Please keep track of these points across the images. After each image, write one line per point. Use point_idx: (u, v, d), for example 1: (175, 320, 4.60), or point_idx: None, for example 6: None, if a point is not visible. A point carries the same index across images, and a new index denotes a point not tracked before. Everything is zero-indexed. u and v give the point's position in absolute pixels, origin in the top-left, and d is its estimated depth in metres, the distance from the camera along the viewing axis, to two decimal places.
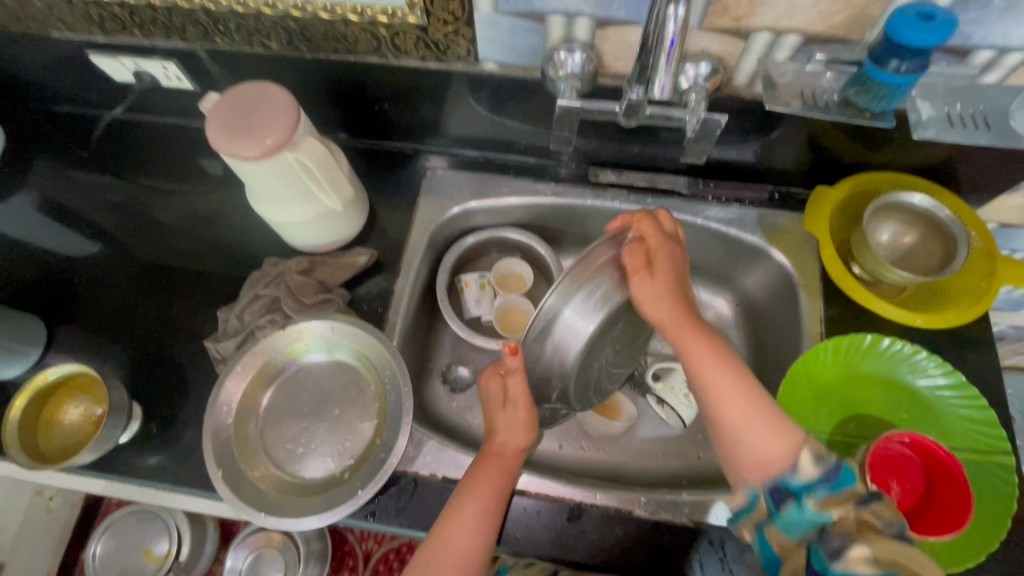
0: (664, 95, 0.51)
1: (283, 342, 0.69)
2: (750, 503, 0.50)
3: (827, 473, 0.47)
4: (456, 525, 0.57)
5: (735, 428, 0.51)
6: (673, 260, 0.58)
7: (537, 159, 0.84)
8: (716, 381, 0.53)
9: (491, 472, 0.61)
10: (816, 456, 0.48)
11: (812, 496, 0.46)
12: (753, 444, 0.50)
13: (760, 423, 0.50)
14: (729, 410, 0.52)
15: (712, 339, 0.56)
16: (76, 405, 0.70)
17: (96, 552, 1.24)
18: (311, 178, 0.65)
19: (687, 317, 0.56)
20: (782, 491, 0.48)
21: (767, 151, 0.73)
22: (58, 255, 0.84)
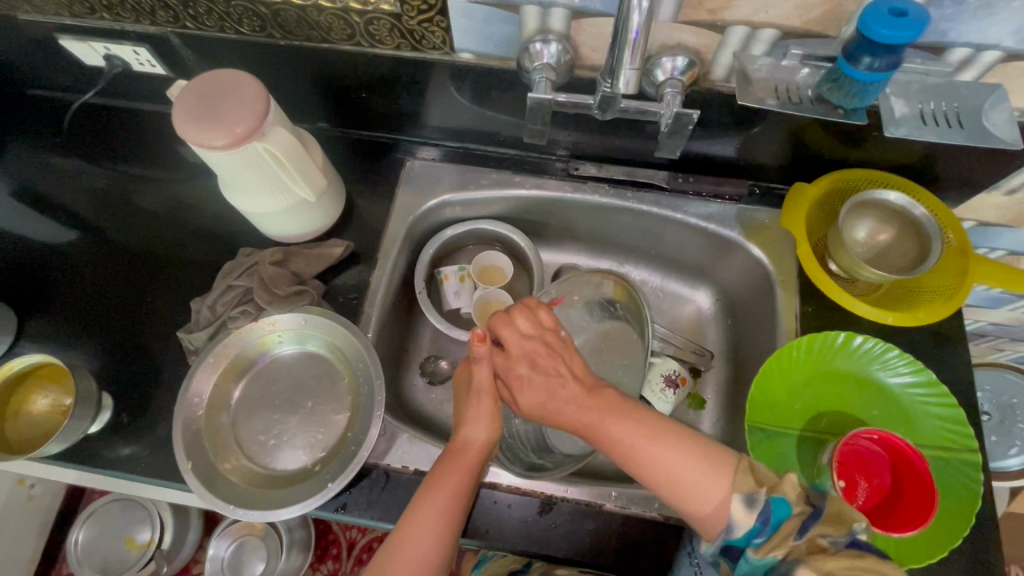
0: (629, 88, 0.51)
1: (255, 334, 0.69)
2: (714, 559, 0.51)
3: (761, 517, 0.46)
4: (416, 527, 0.54)
5: (674, 494, 0.50)
6: (541, 356, 0.58)
7: (518, 151, 0.83)
8: (637, 458, 0.52)
9: (455, 469, 0.58)
10: (746, 502, 0.47)
11: (753, 547, 0.47)
12: (689, 508, 0.50)
13: (695, 484, 0.49)
14: (657, 482, 0.51)
15: (632, 421, 0.53)
16: (44, 395, 0.69)
17: (78, 539, 1.24)
18: (284, 169, 0.64)
19: (591, 408, 0.55)
20: (730, 548, 0.48)
21: (746, 146, 0.73)
22: (31, 242, 0.83)
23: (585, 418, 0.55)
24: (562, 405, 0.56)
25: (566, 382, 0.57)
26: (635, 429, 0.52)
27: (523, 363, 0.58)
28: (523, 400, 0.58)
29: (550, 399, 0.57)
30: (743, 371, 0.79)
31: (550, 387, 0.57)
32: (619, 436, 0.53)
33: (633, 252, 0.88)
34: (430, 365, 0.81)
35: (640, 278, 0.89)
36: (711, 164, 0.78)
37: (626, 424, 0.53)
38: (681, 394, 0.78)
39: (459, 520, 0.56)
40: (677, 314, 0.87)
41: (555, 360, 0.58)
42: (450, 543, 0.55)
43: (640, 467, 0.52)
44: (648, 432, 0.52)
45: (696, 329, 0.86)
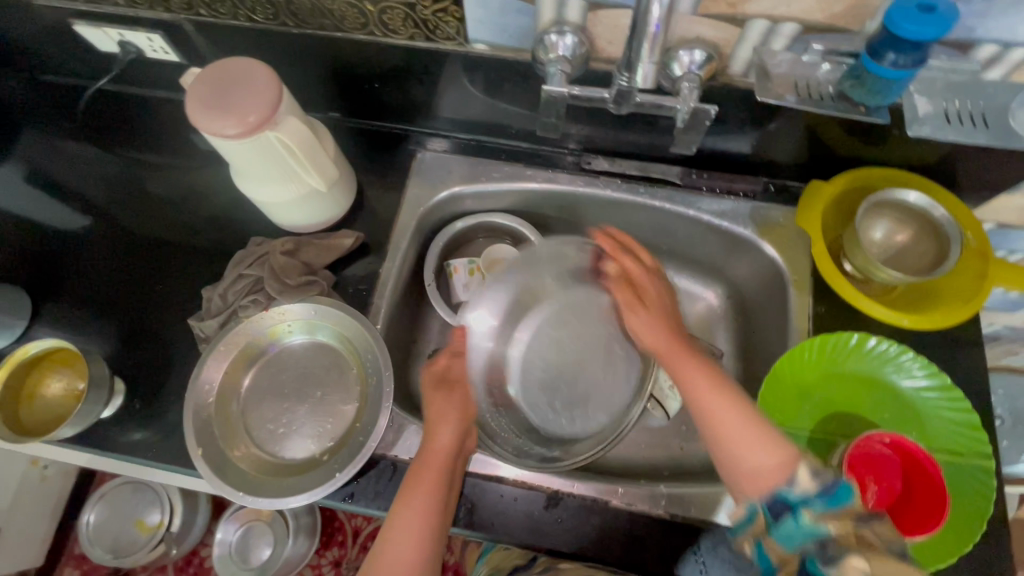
0: (647, 82, 0.51)
1: (265, 323, 0.69)
2: (750, 515, 0.50)
3: (825, 487, 0.47)
4: (394, 542, 0.56)
5: (731, 442, 0.53)
6: (660, 295, 0.66)
7: (530, 144, 0.83)
8: (706, 399, 0.56)
9: (427, 477, 0.59)
10: (813, 473, 0.49)
11: (809, 509, 0.46)
12: (743, 456, 0.52)
13: (750, 437, 0.53)
14: (725, 429, 0.54)
15: (707, 366, 0.59)
16: (58, 378, 0.70)
17: (90, 520, 1.26)
18: (296, 159, 0.64)
19: (679, 345, 0.61)
20: (780, 503, 0.48)
21: (762, 143, 0.72)
22: (45, 227, 0.83)
23: (671, 352, 0.61)
24: (667, 337, 0.62)
25: (674, 324, 0.64)
26: (708, 371, 0.58)
27: (650, 290, 0.66)
28: (635, 327, 0.64)
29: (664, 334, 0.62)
30: (754, 370, 0.78)
31: (666, 324, 0.63)
32: (693, 377, 0.58)
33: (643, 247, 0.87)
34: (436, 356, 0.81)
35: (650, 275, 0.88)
36: (726, 160, 0.77)
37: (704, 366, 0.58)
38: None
39: (436, 530, 0.57)
40: (686, 310, 0.86)
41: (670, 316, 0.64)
42: (429, 554, 0.56)
43: (705, 409, 0.56)
44: (723, 384, 0.57)
45: (705, 328, 0.85)
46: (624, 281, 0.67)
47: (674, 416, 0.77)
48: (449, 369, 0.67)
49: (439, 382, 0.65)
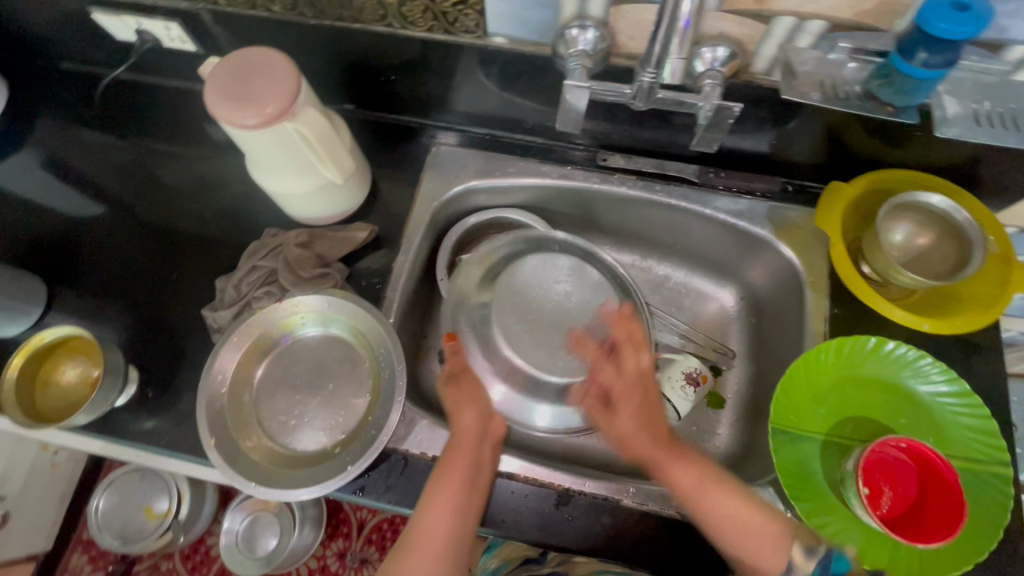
0: (675, 78, 0.52)
1: (278, 315, 0.69)
2: None
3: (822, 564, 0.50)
4: (428, 527, 0.58)
5: (733, 543, 0.56)
6: (641, 400, 0.65)
7: (545, 140, 0.82)
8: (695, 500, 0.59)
9: (457, 462, 0.60)
10: (806, 551, 0.52)
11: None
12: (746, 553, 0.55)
13: (752, 532, 0.55)
14: (723, 528, 0.57)
15: (695, 463, 0.61)
16: (73, 366, 0.71)
17: (98, 506, 1.27)
18: (312, 150, 0.64)
19: (665, 446, 0.62)
20: None
21: (781, 142, 0.71)
22: (60, 214, 0.84)
23: (653, 455, 0.62)
24: (649, 439, 0.63)
25: (658, 424, 0.64)
26: (696, 475, 0.60)
27: (627, 404, 0.64)
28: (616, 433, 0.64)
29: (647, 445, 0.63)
30: (767, 371, 0.78)
31: (647, 431, 0.63)
32: (683, 477, 0.60)
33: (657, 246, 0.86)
34: None
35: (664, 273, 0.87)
36: (744, 159, 0.76)
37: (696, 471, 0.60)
38: (700, 392, 0.78)
39: (467, 515, 0.59)
40: (698, 310, 0.86)
41: (648, 401, 0.64)
42: (462, 536, 0.59)
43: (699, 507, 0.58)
44: (712, 481, 0.59)
45: (717, 327, 0.85)
46: (595, 390, 0.67)
47: (683, 415, 0.77)
48: (455, 366, 0.70)
49: (449, 377, 0.69)
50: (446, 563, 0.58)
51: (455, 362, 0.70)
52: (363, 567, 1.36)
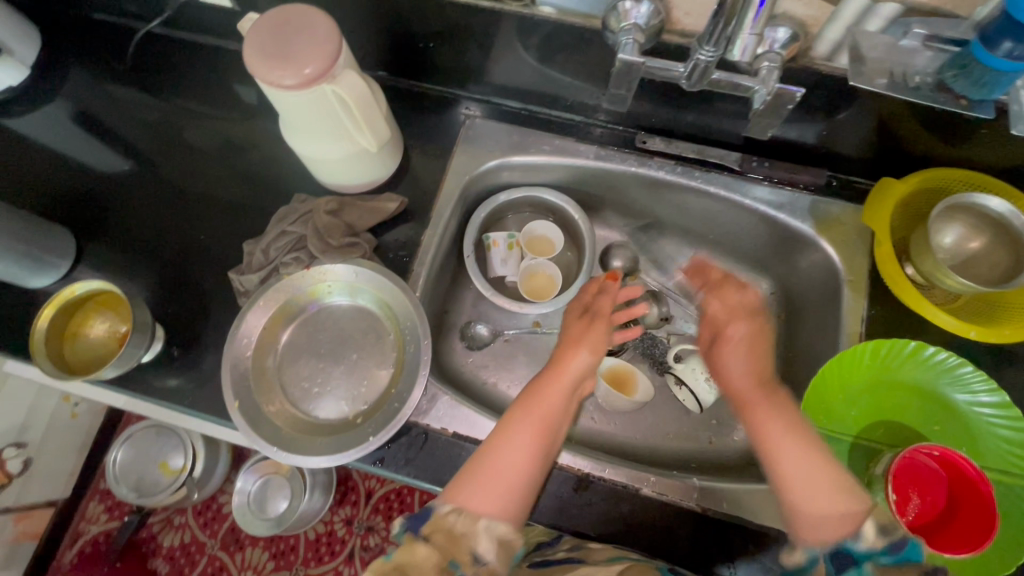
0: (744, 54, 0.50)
1: (306, 282, 0.69)
2: (806, 566, 0.49)
3: (893, 544, 0.46)
4: (508, 451, 0.57)
5: (795, 488, 0.52)
6: (749, 333, 0.62)
7: (582, 118, 0.80)
8: (778, 444, 0.54)
9: (547, 398, 0.62)
10: (880, 527, 0.47)
11: (874, 562, 0.46)
12: (810, 502, 0.50)
13: (820, 482, 0.51)
14: (789, 472, 0.53)
15: (787, 412, 0.57)
16: (101, 320, 0.71)
17: (116, 459, 1.30)
18: (348, 115, 0.62)
19: (763, 389, 0.59)
20: (844, 557, 0.47)
21: (830, 133, 0.68)
22: (90, 168, 0.83)
23: (751, 396, 0.59)
24: (751, 381, 0.60)
25: (765, 366, 0.61)
26: (787, 421, 0.56)
27: (738, 324, 0.63)
28: (727, 361, 0.62)
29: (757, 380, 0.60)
30: (795, 370, 0.76)
31: (751, 367, 0.61)
32: (771, 424, 0.56)
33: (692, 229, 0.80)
34: (469, 331, 0.83)
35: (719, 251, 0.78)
36: (790, 149, 0.73)
37: (786, 421, 0.56)
38: None
39: (546, 450, 0.59)
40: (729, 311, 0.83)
41: (756, 338, 0.62)
42: (537, 470, 0.58)
43: (773, 452, 0.54)
44: (797, 429, 0.55)
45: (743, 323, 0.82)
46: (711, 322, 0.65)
47: (706, 407, 0.79)
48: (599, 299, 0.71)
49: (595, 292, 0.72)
50: (517, 495, 0.56)
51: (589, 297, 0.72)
52: (369, 534, 1.38)
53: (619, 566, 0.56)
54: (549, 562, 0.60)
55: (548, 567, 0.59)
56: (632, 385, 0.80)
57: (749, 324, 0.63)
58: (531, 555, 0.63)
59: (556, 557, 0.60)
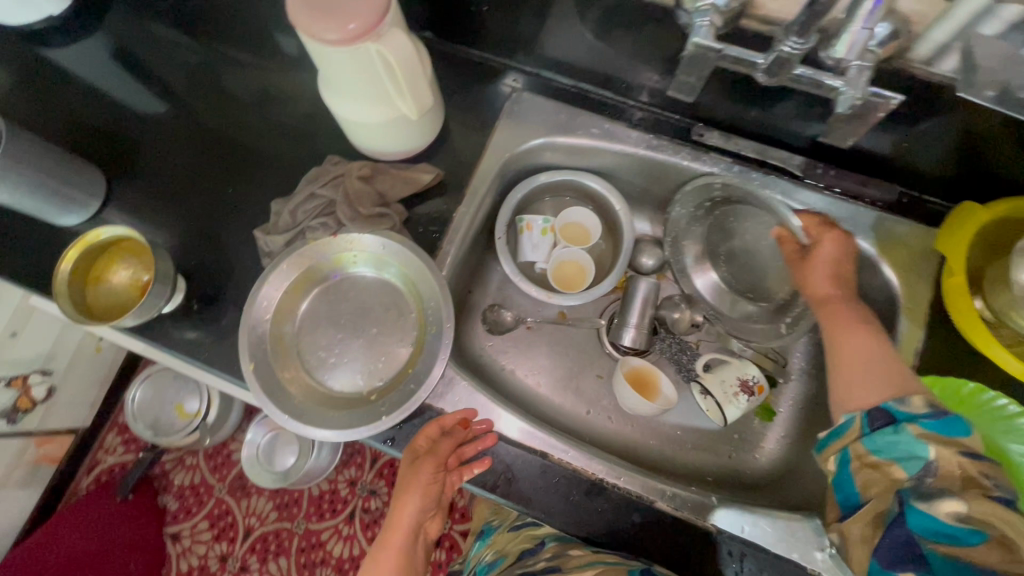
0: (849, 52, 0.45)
1: (331, 249, 0.66)
2: (844, 426, 0.51)
3: (935, 412, 0.47)
4: None
5: (847, 374, 0.55)
6: (839, 248, 0.64)
7: (635, 104, 0.75)
8: (845, 334, 0.58)
9: (388, 552, 0.62)
10: (929, 402, 0.48)
11: (914, 425, 0.46)
12: (864, 380, 0.53)
13: (882, 370, 0.54)
14: (852, 357, 0.56)
15: (861, 315, 0.60)
16: (124, 267, 0.70)
17: (135, 397, 1.32)
18: (391, 78, 0.58)
19: (841, 298, 0.62)
20: (883, 413, 0.48)
21: (910, 146, 0.62)
22: (126, 108, 0.82)
23: (829, 302, 0.62)
24: (834, 289, 0.63)
25: (848, 281, 0.64)
26: (857, 320, 0.59)
27: (829, 236, 0.64)
28: (812, 271, 0.64)
29: (836, 286, 0.63)
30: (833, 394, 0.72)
31: (833, 275, 0.63)
32: (842, 320, 0.60)
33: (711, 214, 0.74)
34: (492, 316, 0.81)
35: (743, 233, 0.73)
36: (861, 159, 0.67)
37: (864, 329, 0.58)
38: (754, 402, 0.73)
39: None
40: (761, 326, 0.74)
41: (843, 256, 0.64)
42: None
43: (839, 343, 0.58)
44: (869, 335, 0.57)
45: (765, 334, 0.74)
46: (786, 241, 0.68)
47: (731, 421, 0.74)
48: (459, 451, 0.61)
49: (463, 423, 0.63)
50: None
51: (424, 438, 0.62)
52: (371, 497, 1.40)
53: (592, 571, 0.58)
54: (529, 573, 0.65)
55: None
56: (654, 389, 0.77)
57: (835, 243, 0.64)
58: (515, 565, 0.69)
59: (536, 568, 0.65)
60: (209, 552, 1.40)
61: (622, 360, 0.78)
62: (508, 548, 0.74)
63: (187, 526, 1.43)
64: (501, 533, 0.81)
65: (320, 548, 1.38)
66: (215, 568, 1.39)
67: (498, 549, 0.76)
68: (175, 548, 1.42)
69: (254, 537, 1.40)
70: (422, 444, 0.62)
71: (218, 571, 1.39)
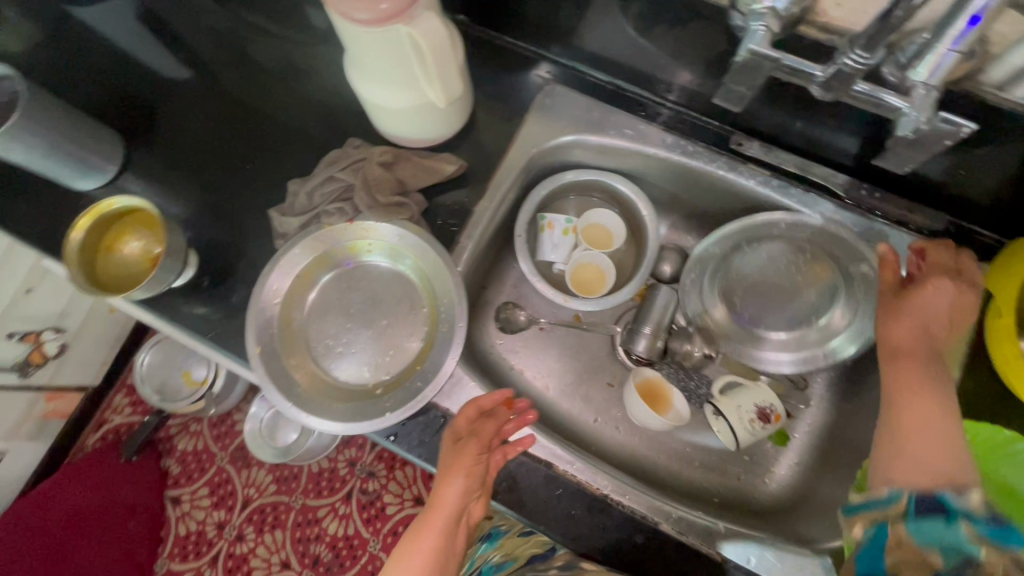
0: (933, 69, 0.42)
1: (347, 236, 0.65)
2: (887, 498, 0.43)
3: (997, 516, 0.39)
4: None
5: (901, 439, 0.48)
6: (940, 297, 0.56)
7: (672, 106, 0.71)
8: (913, 394, 0.51)
9: (428, 534, 0.56)
10: (988, 503, 0.41)
11: (970, 524, 0.39)
12: (926, 452, 0.46)
13: (942, 445, 0.46)
14: (917, 423, 0.49)
15: (933, 378, 0.52)
16: (136, 239, 0.68)
17: (145, 360, 1.33)
18: (419, 63, 0.56)
19: (920, 351, 0.54)
20: (935, 502, 0.41)
21: (966, 175, 0.58)
22: (148, 72, 0.80)
23: (909, 351, 0.55)
24: (920, 343, 0.55)
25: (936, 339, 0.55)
26: (926, 382, 0.52)
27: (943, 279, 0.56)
28: (900, 323, 0.57)
29: (919, 338, 0.55)
30: (855, 434, 0.69)
31: (920, 327, 0.55)
32: (914, 378, 0.52)
33: (739, 247, 0.72)
34: (506, 313, 0.79)
35: (780, 258, 0.71)
36: (908, 183, 0.64)
37: (935, 394, 0.51)
38: (768, 430, 0.71)
39: None
40: (782, 363, 0.71)
41: (953, 312, 0.56)
42: None
43: (904, 402, 0.51)
44: (938, 398, 0.50)
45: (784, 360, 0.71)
46: (887, 262, 0.61)
47: (742, 445, 0.72)
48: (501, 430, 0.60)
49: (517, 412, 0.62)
50: None
51: (464, 419, 0.60)
52: (369, 478, 1.41)
53: None
54: None
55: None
56: (665, 403, 0.74)
57: (947, 295, 0.56)
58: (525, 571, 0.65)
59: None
60: (207, 519, 1.42)
61: (635, 370, 0.76)
62: (520, 551, 0.71)
63: (187, 491, 1.45)
64: (510, 537, 0.76)
65: (315, 525, 1.39)
66: (212, 535, 1.41)
67: (507, 552, 0.72)
68: (175, 511, 1.43)
69: (251, 508, 1.42)
70: (462, 425, 0.60)
71: (215, 538, 1.41)
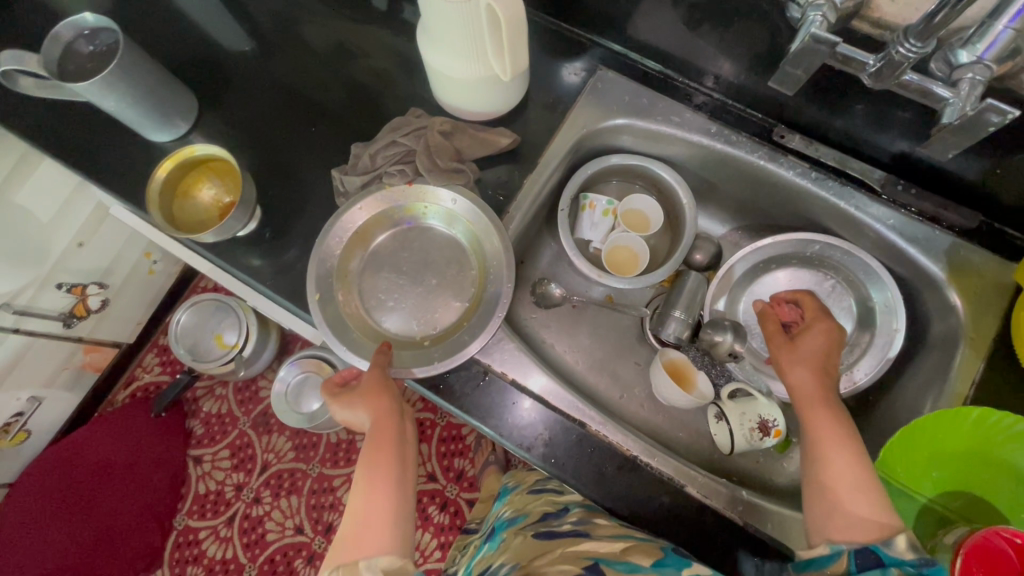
0: (989, 45, 0.44)
1: (405, 198, 0.69)
2: (829, 556, 0.51)
3: (921, 559, 0.48)
4: (366, 504, 0.55)
5: (832, 493, 0.54)
6: (823, 337, 0.67)
7: (717, 98, 0.74)
8: (829, 445, 0.57)
9: (380, 441, 0.58)
10: (911, 543, 0.49)
11: (901, 569, 0.47)
12: (855, 503, 0.52)
13: (860, 490, 0.53)
14: (837, 474, 0.55)
15: (841, 420, 0.59)
16: (210, 186, 0.73)
17: (180, 320, 1.35)
18: (489, 37, 0.60)
19: (823, 395, 0.62)
20: (870, 554, 0.49)
21: (1002, 175, 0.61)
22: (219, 40, 0.85)
23: (810, 398, 0.62)
24: (819, 389, 0.62)
25: (829, 378, 0.64)
26: (840, 432, 0.58)
27: (818, 325, 0.69)
28: (799, 379, 0.64)
29: (819, 378, 0.63)
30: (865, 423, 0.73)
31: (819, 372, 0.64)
32: (825, 427, 0.58)
33: (769, 265, 0.80)
34: (541, 288, 0.81)
35: (807, 282, 0.79)
36: (944, 182, 0.67)
37: (844, 437, 0.57)
38: (763, 442, 0.71)
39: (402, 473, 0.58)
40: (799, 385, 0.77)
41: (830, 348, 0.67)
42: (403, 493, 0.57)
43: (823, 451, 0.57)
44: (851, 444, 0.57)
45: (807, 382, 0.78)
46: (771, 318, 0.72)
47: (732, 451, 0.72)
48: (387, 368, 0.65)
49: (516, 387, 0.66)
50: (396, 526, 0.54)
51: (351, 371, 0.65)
52: None
53: (621, 544, 0.57)
54: (554, 532, 0.65)
55: (553, 539, 0.62)
56: (690, 382, 0.77)
57: (824, 330, 0.68)
58: (538, 524, 0.68)
59: (561, 529, 0.64)
60: (226, 479, 1.47)
61: (662, 350, 0.79)
62: (530, 508, 0.74)
63: (209, 452, 1.49)
64: (519, 494, 0.82)
65: (330, 493, 1.43)
66: (229, 496, 1.46)
67: (518, 508, 0.77)
68: (195, 470, 1.48)
69: (269, 472, 1.46)
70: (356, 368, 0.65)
71: (233, 499, 1.45)
